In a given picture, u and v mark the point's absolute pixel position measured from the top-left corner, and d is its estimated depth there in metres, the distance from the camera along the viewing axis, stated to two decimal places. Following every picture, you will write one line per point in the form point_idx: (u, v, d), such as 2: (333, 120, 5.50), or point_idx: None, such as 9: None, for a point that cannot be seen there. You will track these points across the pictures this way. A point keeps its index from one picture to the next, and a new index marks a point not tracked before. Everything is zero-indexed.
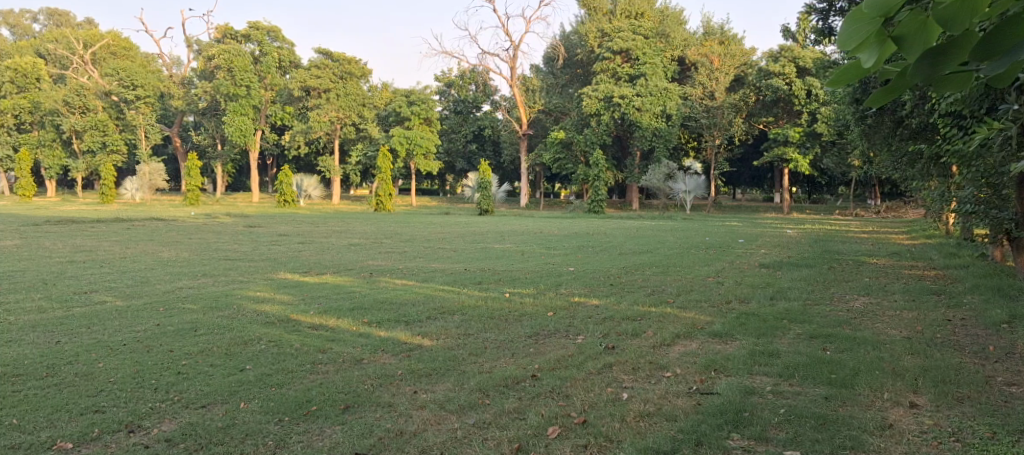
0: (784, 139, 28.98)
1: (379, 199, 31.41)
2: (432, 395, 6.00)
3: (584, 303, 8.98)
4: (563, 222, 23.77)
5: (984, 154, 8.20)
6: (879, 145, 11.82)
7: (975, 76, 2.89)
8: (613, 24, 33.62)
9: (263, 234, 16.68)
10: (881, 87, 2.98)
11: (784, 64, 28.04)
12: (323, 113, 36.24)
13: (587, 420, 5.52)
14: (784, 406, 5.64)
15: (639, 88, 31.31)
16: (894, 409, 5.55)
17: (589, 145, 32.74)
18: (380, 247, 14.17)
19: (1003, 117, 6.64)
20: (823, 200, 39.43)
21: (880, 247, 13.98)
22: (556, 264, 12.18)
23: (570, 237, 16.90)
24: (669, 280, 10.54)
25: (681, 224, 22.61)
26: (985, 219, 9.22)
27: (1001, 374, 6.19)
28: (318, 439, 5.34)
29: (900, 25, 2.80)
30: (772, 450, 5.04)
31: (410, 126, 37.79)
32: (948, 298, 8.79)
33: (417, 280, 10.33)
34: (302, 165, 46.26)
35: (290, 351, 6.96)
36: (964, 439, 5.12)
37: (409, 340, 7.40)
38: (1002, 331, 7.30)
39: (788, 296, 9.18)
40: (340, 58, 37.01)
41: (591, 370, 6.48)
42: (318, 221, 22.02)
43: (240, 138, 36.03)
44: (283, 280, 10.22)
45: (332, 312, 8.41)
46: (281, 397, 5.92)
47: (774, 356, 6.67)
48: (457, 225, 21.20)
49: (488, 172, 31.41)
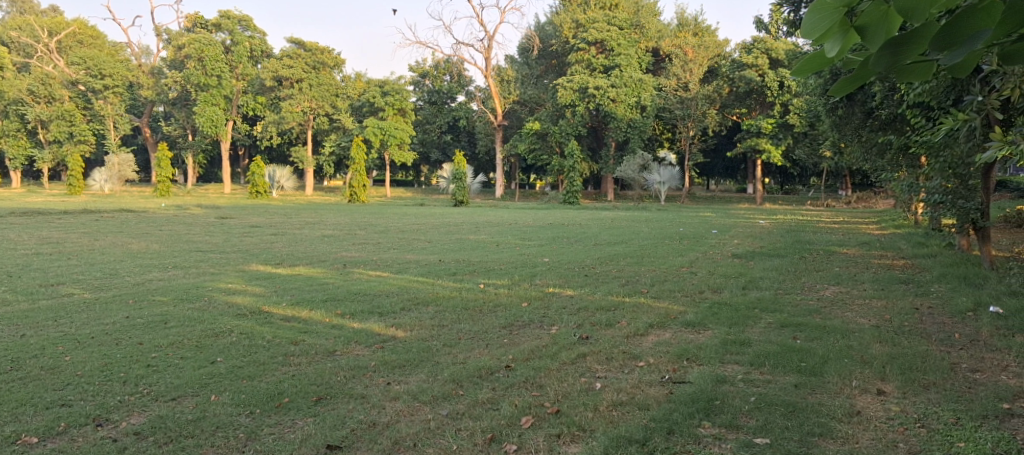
0: (757, 130, 29.20)
1: (353, 190, 31.18)
2: (405, 387, 5.98)
3: (558, 294, 9.02)
4: (538, 213, 23.75)
5: (950, 144, 8.37)
6: (850, 136, 12.01)
7: (938, 66, 2.90)
8: (588, 15, 33.50)
9: (235, 225, 16.48)
10: (844, 76, 2.98)
11: (757, 55, 28.33)
12: (296, 103, 35.92)
13: (559, 410, 5.54)
14: (754, 394, 5.70)
15: (613, 79, 31.49)
16: (861, 396, 5.64)
17: (564, 136, 32.77)
18: (354, 239, 14.07)
19: (968, 109, 6.81)
20: (795, 190, 39.93)
21: (850, 238, 14.16)
22: (531, 255, 12.18)
23: (544, 228, 16.90)
24: (643, 270, 10.60)
25: (656, 215, 22.73)
26: (951, 209, 9.32)
27: (966, 361, 6.30)
28: (291, 431, 5.33)
29: (863, 16, 2.82)
30: (742, 438, 5.10)
31: (384, 116, 37.69)
32: (915, 287, 8.92)
33: (392, 272, 10.28)
34: (274, 156, 45.99)
35: (262, 344, 6.91)
36: (930, 425, 5.20)
37: (382, 331, 7.38)
38: (967, 319, 7.44)
39: (760, 285, 9.27)
40: (312, 48, 36.45)
41: (564, 360, 6.50)
42: (291, 213, 21.83)
43: (212, 128, 35.65)
44: (255, 271, 10.15)
45: (305, 303, 8.36)
46: (253, 389, 5.88)
47: (746, 345, 6.74)
48: (432, 216, 21.14)
49: (463, 163, 31.26)
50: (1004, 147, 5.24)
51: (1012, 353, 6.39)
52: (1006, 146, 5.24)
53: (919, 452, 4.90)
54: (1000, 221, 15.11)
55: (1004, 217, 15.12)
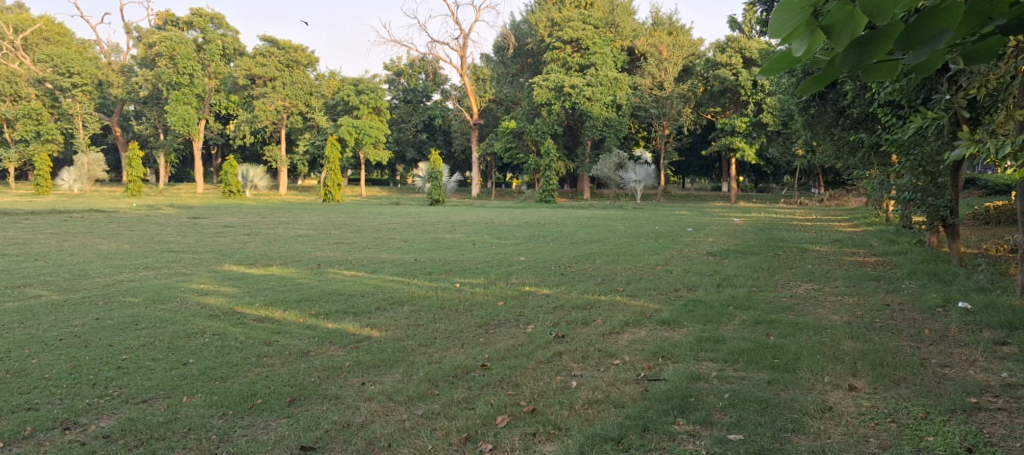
0: (731, 129, 29.43)
1: (327, 189, 30.97)
2: (380, 387, 5.95)
3: (534, 292, 9.03)
4: (514, 212, 23.73)
5: (920, 142, 8.52)
6: (822, 134, 12.21)
7: (901, 65, 2.93)
8: (563, 13, 33.52)
9: (207, 226, 16.30)
10: (811, 77, 3.00)
11: (731, 54, 28.56)
12: (269, 101, 35.55)
13: (535, 409, 5.54)
14: (728, 390, 5.73)
15: (589, 78, 31.57)
16: (833, 392, 5.70)
17: (540, 135, 32.81)
18: (329, 238, 13.98)
19: (936, 107, 6.96)
20: (769, 189, 40.35)
21: (823, 235, 14.32)
22: (506, 254, 12.18)
23: (520, 227, 16.91)
24: (619, 268, 10.64)
25: (631, 214, 22.80)
26: (922, 207, 9.45)
27: (936, 356, 6.39)
28: (263, 432, 5.28)
29: (830, 14, 2.82)
30: (716, 434, 5.13)
31: (359, 115, 37.54)
32: (886, 284, 9.03)
33: (367, 272, 10.23)
34: (248, 155, 45.59)
35: (235, 344, 6.84)
36: (900, 420, 5.26)
37: (357, 331, 7.34)
38: (937, 315, 7.54)
39: (734, 283, 9.35)
40: (286, 46, 36.16)
41: (540, 359, 6.51)
42: (265, 213, 21.67)
43: (184, 127, 35.09)
44: (227, 272, 10.05)
45: (279, 304, 8.28)
46: (225, 390, 5.82)
47: (720, 342, 6.78)
48: (408, 215, 21.07)
49: (439, 162, 31.15)
50: (974, 145, 5.30)
51: (979, 348, 6.50)
52: (976, 145, 5.31)
53: (888, 447, 4.95)
54: (968, 218, 15.35)
55: (973, 214, 15.36)
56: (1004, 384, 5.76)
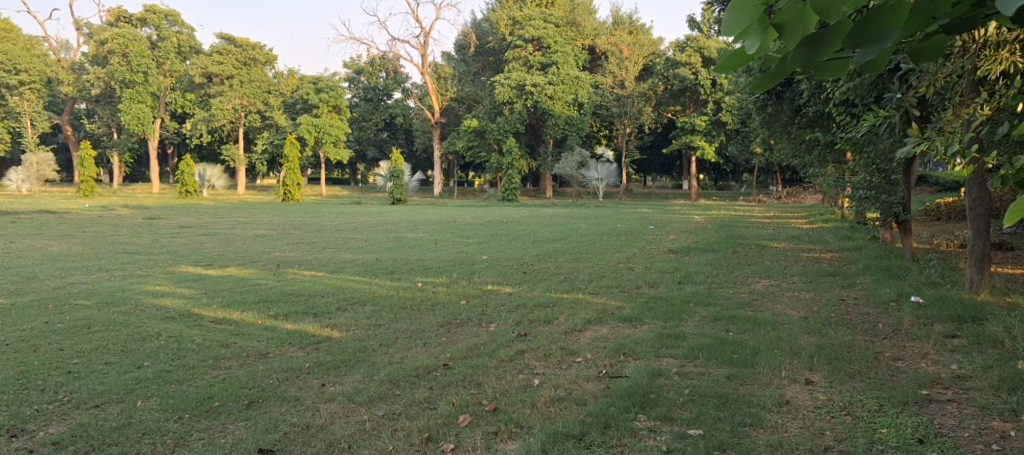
0: (691, 127, 29.79)
1: (287, 188, 30.54)
2: (340, 388, 5.89)
3: (497, 291, 9.02)
4: (476, 211, 23.71)
5: (874, 140, 8.65)
6: (779, 133, 12.41)
7: (851, 62, 2.93)
8: (524, 12, 33.61)
9: (163, 226, 16.01)
10: (763, 74, 3.00)
11: (690, 54, 28.86)
12: (227, 100, 35.06)
13: (497, 407, 5.53)
14: (688, 386, 5.79)
15: (551, 76, 31.67)
16: (791, 386, 5.78)
17: (503, 133, 32.77)
18: (288, 238, 13.82)
19: (888, 107, 7.10)
20: (728, 187, 40.97)
21: (780, 232, 14.53)
22: (468, 253, 12.18)
23: (482, 225, 16.90)
24: (580, 266, 10.66)
25: (593, 211, 22.94)
26: (875, 204, 9.63)
27: (889, 350, 6.52)
28: (221, 436, 5.19)
29: (781, 13, 2.81)
30: (676, 430, 5.17)
31: (319, 113, 37.25)
32: (842, 279, 9.18)
33: (327, 272, 10.13)
34: (206, 154, 44.91)
35: (191, 347, 6.72)
36: (854, 413, 5.35)
37: (317, 332, 7.25)
38: (890, 309, 7.70)
39: (694, 280, 9.44)
40: (244, 44, 35.66)
41: (503, 357, 6.50)
42: (222, 212, 21.44)
43: (138, 126, 34.55)
44: (184, 273, 9.86)
45: (237, 305, 8.16)
46: (182, 394, 5.71)
47: (680, 339, 6.85)
48: (368, 214, 20.88)
49: (400, 161, 30.94)
50: (924, 144, 5.41)
51: (930, 341, 6.64)
52: (925, 143, 5.43)
53: (843, 439, 5.03)
54: (920, 214, 15.71)
55: (925, 210, 15.74)
56: (954, 375, 5.90)
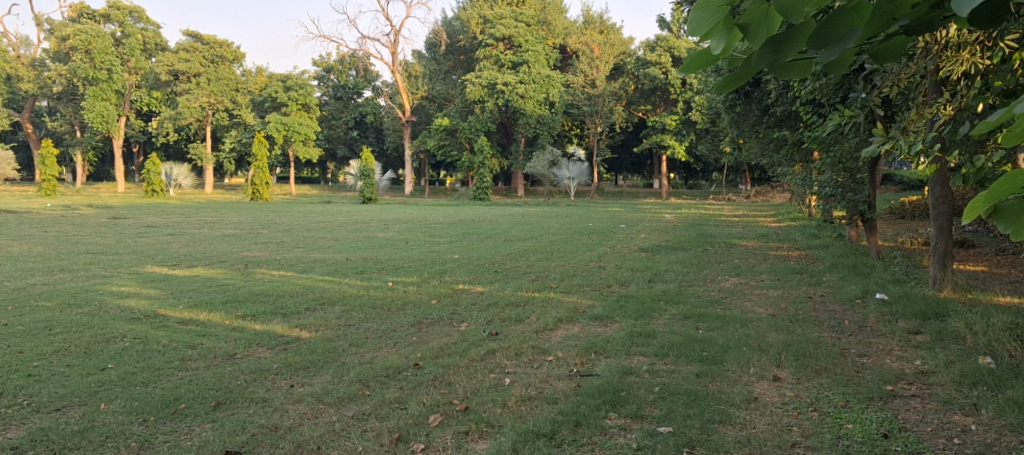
0: (662, 126, 30.00)
1: (255, 188, 30.21)
2: (309, 389, 5.84)
3: (468, 290, 9.00)
4: (446, 209, 23.65)
5: (840, 140, 8.76)
6: (748, 133, 12.54)
7: (814, 63, 2.93)
8: (495, 10, 33.53)
9: (128, 226, 15.75)
10: (728, 74, 3.00)
11: (660, 53, 29.04)
12: (193, 98, 34.62)
13: (468, 407, 5.52)
14: (658, 384, 5.82)
15: (522, 75, 31.69)
16: (759, 383, 5.84)
17: (474, 132, 32.71)
18: (256, 238, 13.66)
19: (854, 106, 7.20)
20: (699, 186, 41.38)
21: (750, 230, 14.66)
22: (440, 252, 12.14)
23: (453, 224, 16.87)
24: (552, 266, 10.67)
25: (565, 210, 22.98)
26: (842, 202, 9.74)
27: (855, 346, 6.61)
28: (187, 439, 5.11)
29: (745, 14, 2.80)
30: (646, 427, 5.20)
31: (287, 111, 36.93)
32: (809, 277, 9.30)
33: (297, 272, 10.03)
34: (172, 152, 44.30)
35: (157, 348, 6.62)
36: (821, 409, 5.41)
37: (286, 332, 7.18)
38: (856, 306, 7.81)
39: (665, 278, 9.50)
40: (210, 41, 35.24)
41: (474, 357, 6.48)
42: (188, 212, 21.13)
43: (101, 124, 33.99)
44: (149, 273, 9.71)
45: (204, 305, 8.06)
46: (147, 396, 5.62)
47: (651, 337, 6.88)
48: (338, 213, 20.69)
49: (371, 159, 30.75)
50: (887, 142, 5.47)
51: (895, 337, 6.75)
52: (889, 142, 5.48)
53: (810, 435, 5.08)
54: (885, 213, 15.98)
55: (889, 209, 15.98)
56: (917, 371, 6.00)
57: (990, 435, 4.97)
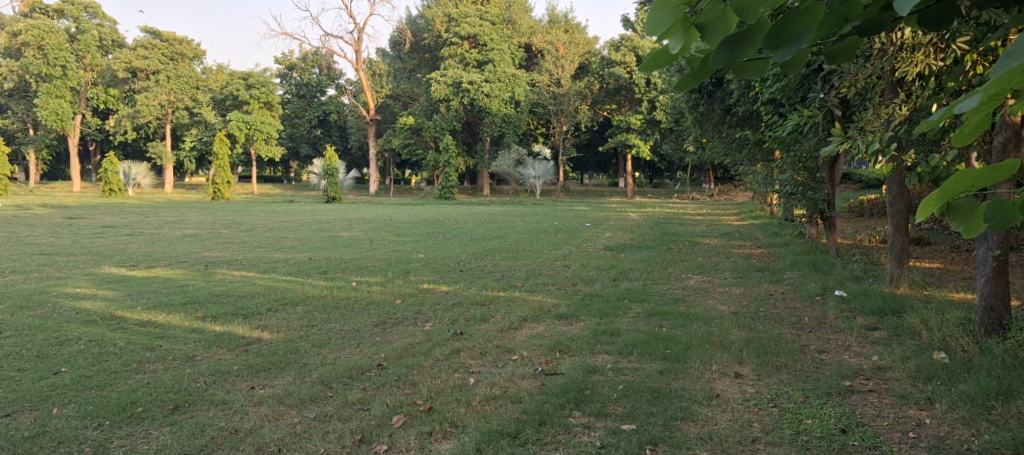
0: (626, 126, 30.29)
1: (216, 187, 29.77)
2: (270, 390, 5.77)
3: (433, 290, 8.96)
4: (411, 209, 23.53)
5: (801, 140, 8.86)
6: (711, 132, 12.66)
7: (772, 63, 2.94)
8: (460, 9, 33.42)
9: (85, 226, 15.43)
10: (686, 74, 3.00)
11: (625, 53, 29.22)
12: (152, 96, 34.08)
13: (431, 407, 5.49)
14: (622, 382, 5.84)
15: (487, 74, 31.70)
16: (721, 380, 5.89)
17: (439, 131, 32.65)
18: (218, 238, 13.45)
19: (813, 106, 7.29)
20: (663, 185, 41.78)
21: (714, 228, 14.82)
22: (405, 251, 12.08)
23: (418, 224, 16.78)
24: (518, 265, 10.68)
25: (530, 209, 23.05)
26: (803, 201, 9.87)
27: (815, 342, 6.71)
28: (144, 443, 5.01)
29: (702, 13, 2.81)
30: (610, 425, 5.21)
31: (249, 109, 36.51)
32: (771, 274, 9.42)
33: (259, 272, 9.90)
34: (130, 151, 43.49)
35: (113, 350, 6.48)
36: (781, 405, 5.47)
37: (247, 333, 7.08)
38: (816, 303, 7.94)
39: (630, 276, 9.55)
40: (169, 38, 34.64)
41: (438, 357, 6.45)
42: (148, 211, 20.77)
43: (55, 122, 33.24)
44: (106, 274, 9.52)
45: (163, 307, 7.92)
46: (102, 400, 5.50)
47: (615, 335, 6.91)
48: (300, 213, 20.47)
49: (335, 158, 30.47)
50: (845, 142, 5.55)
51: (854, 333, 6.86)
52: (846, 142, 5.53)
53: (770, 430, 5.13)
54: (845, 211, 16.24)
55: (848, 207, 16.27)
56: (875, 366, 6.10)
57: (943, 428, 5.07)
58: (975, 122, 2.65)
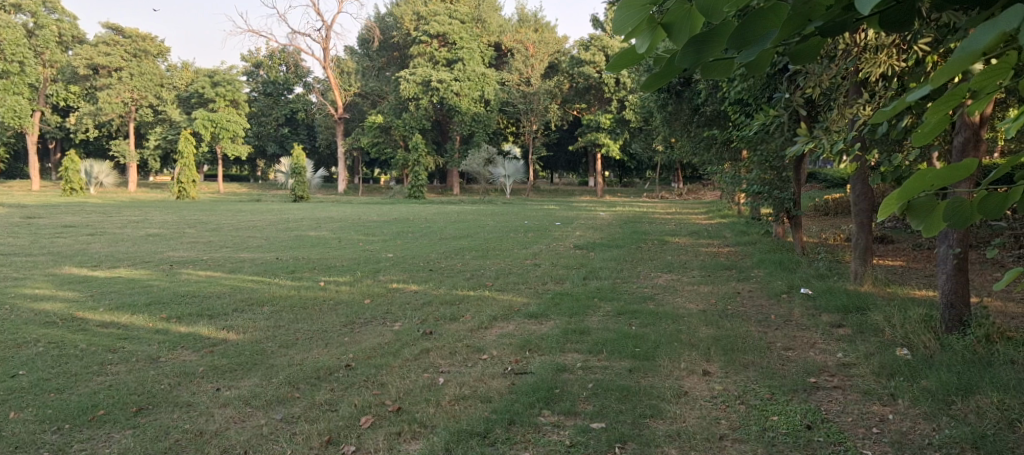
0: (596, 125, 30.46)
1: (182, 186, 29.34)
2: (236, 392, 5.68)
3: (402, 290, 8.90)
4: (381, 208, 23.39)
5: (768, 139, 8.94)
6: (680, 131, 12.76)
7: (736, 63, 2.94)
8: (429, 7, 33.24)
9: (45, 225, 15.11)
10: (652, 73, 3.01)
11: (594, 52, 29.33)
12: (115, 93, 33.44)
13: (400, 408, 5.45)
14: (592, 380, 5.85)
15: (456, 72, 31.70)
16: (689, 377, 5.93)
17: (408, 129, 32.51)
18: (182, 237, 13.28)
19: (779, 106, 7.35)
20: (633, 184, 42.09)
21: (682, 227, 14.94)
22: (374, 250, 11.99)
23: (388, 223, 16.67)
24: (488, 263, 10.67)
25: (499, 208, 23.04)
26: (769, 199, 9.98)
27: (781, 339, 6.78)
28: (105, 447, 4.91)
29: (667, 13, 2.82)
30: (579, 423, 5.22)
31: (215, 107, 36.01)
32: (738, 272, 9.51)
33: (225, 272, 9.77)
34: (92, 149, 42.65)
35: (74, 353, 6.34)
36: (748, 401, 5.52)
37: (212, 334, 6.98)
38: (782, 300, 8.03)
39: (599, 275, 9.58)
40: (132, 34, 34.07)
41: (407, 357, 6.40)
42: (110, 210, 20.38)
43: (13, 119, 32.45)
44: (67, 275, 9.33)
45: (126, 307, 7.78)
46: (62, 403, 5.38)
47: (585, 334, 6.92)
48: (267, 213, 20.23)
49: (302, 156, 30.17)
50: (810, 142, 5.61)
51: (819, 330, 6.95)
52: (812, 141, 5.54)
53: (738, 427, 5.17)
54: (811, 210, 16.45)
55: (813, 205, 16.50)
56: (839, 363, 6.19)
57: (906, 423, 5.15)
58: (935, 122, 2.68)
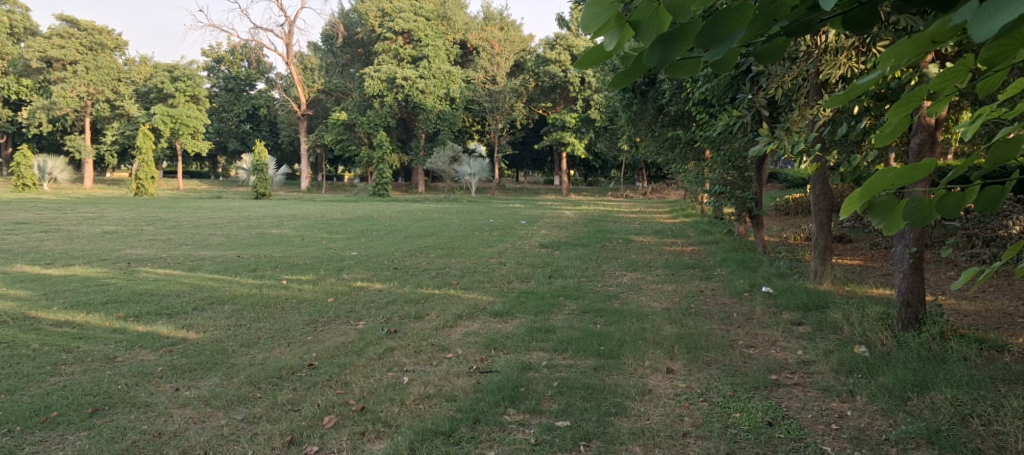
0: (561, 124, 30.63)
1: (140, 182, 28.76)
2: (196, 392, 5.58)
3: (366, 288, 8.81)
4: (345, 206, 23.19)
5: (730, 139, 9.03)
6: (644, 131, 12.83)
7: (703, 62, 2.93)
8: (393, 3, 33.01)
9: None
10: (619, 71, 3.00)
11: (560, 51, 29.47)
12: (70, 87, 32.70)
13: (364, 407, 5.40)
14: (557, 379, 5.86)
15: (421, 70, 31.54)
16: (653, 375, 5.98)
17: (373, 126, 32.30)
18: (140, 235, 13.01)
19: (742, 106, 7.41)
20: (598, 183, 42.28)
21: (647, 226, 15.00)
22: (338, 249, 11.87)
23: (352, 221, 16.53)
24: (453, 262, 10.63)
25: (465, 206, 22.97)
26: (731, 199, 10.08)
27: (743, 337, 6.86)
28: (59, 448, 4.80)
29: (635, 11, 2.81)
30: (543, 422, 5.22)
31: (174, 103, 35.39)
32: (701, 271, 9.60)
33: (184, 270, 9.58)
34: (46, 144, 41.59)
35: (26, 353, 6.17)
36: (710, 399, 5.58)
37: (171, 333, 6.84)
38: (744, 299, 8.13)
39: (565, 274, 9.59)
40: (88, 27, 33.43)
41: (371, 356, 6.35)
42: (64, 208, 19.89)
43: None
44: (19, 273, 9.07)
45: (81, 306, 7.60)
46: (11, 405, 5.23)
47: (550, 332, 6.94)
48: (228, 210, 19.91)
49: (264, 153, 29.76)
50: (772, 142, 5.67)
51: (780, 328, 7.05)
52: (774, 142, 5.60)
53: (701, 424, 5.22)
54: (772, 210, 16.66)
55: (775, 205, 16.71)
56: (800, 360, 6.27)
57: (864, 419, 5.24)
58: (895, 122, 2.71)
